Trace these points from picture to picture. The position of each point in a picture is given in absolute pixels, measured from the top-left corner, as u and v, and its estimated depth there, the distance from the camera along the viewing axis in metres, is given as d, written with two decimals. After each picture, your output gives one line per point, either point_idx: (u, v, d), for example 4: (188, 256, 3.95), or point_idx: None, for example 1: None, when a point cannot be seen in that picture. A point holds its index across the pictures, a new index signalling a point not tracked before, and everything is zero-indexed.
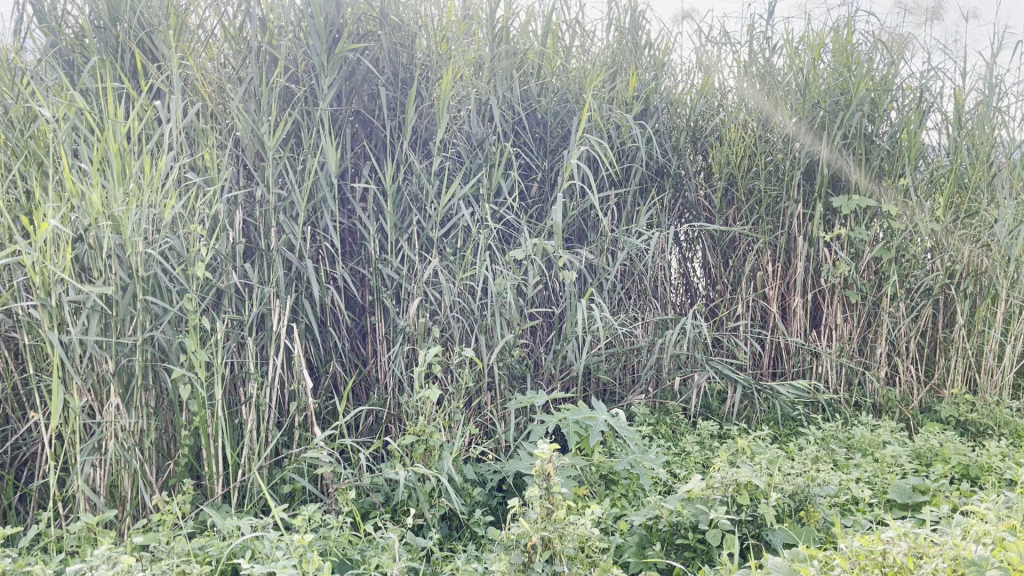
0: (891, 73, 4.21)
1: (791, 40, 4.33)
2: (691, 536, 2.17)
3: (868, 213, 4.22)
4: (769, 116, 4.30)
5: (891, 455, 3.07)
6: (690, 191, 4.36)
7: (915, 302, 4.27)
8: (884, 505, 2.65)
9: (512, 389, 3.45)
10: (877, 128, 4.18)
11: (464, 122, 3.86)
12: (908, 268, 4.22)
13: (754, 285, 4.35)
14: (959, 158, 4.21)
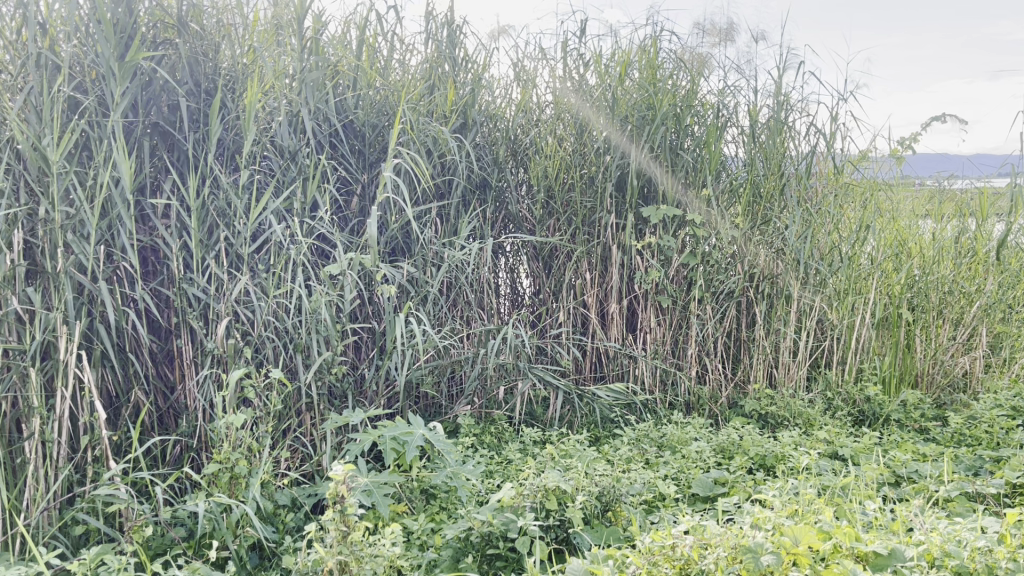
0: (693, 90, 4.46)
1: (601, 58, 4.50)
2: (501, 545, 2.19)
3: (676, 221, 4.44)
4: (583, 130, 4.45)
5: (695, 450, 3.24)
6: (511, 202, 4.44)
7: (720, 305, 4.54)
8: (688, 500, 2.79)
9: (331, 408, 3.37)
10: (682, 142, 4.42)
11: (275, 134, 3.73)
12: (713, 272, 4.47)
13: (574, 293, 4.48)
14: (755, 169, 4.50)
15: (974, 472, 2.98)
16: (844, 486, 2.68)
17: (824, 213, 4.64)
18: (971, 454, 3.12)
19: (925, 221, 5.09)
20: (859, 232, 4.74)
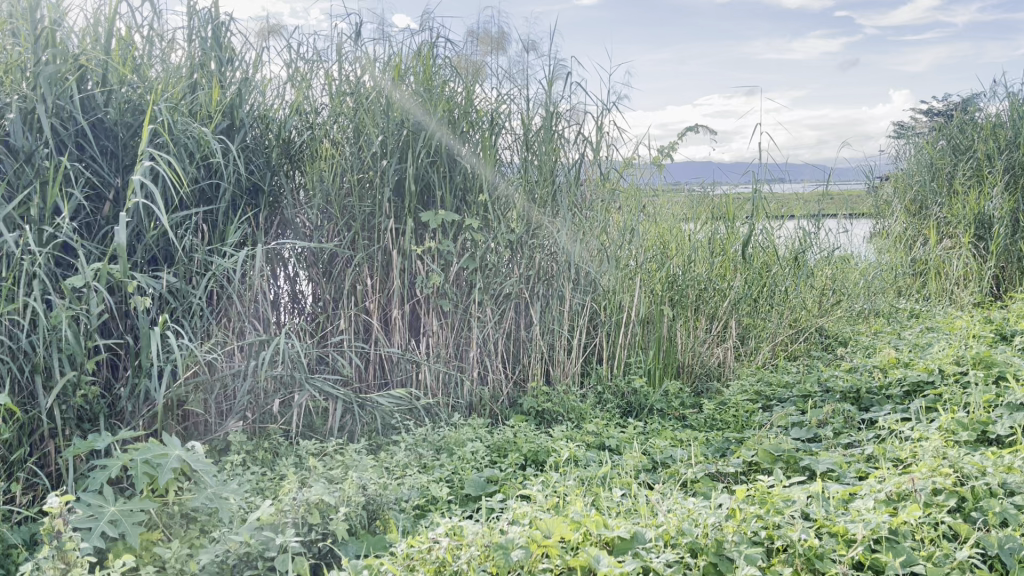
0: (469, 95, 4.34)
1: (375, 61, 4.43)
2: (260, 565, 2.12)
3: (455, 226, 4.34)
4: (359, 133, 4.26)
5: (471, 451, 3.25)
6: (286, 208, 4.28)
7: (500, 307, 4.48)
8: (460, 500, 2.82)
9: (78, 433, 3.09)
10: (460, 147, 4.29)
11: (6, 133, 3.36)
12: (491, 276, 4.41)
13: (355, 299, 4.32)
14: (528, 175, 4.44)
15: (721, 454, 3.22)
16: (604, 475, 2.82)
17: (593, 216, 4.71)
18: (720, 437, 3.36)
19: (687, 223, 5.36)
20: (625, 234, 4.84)
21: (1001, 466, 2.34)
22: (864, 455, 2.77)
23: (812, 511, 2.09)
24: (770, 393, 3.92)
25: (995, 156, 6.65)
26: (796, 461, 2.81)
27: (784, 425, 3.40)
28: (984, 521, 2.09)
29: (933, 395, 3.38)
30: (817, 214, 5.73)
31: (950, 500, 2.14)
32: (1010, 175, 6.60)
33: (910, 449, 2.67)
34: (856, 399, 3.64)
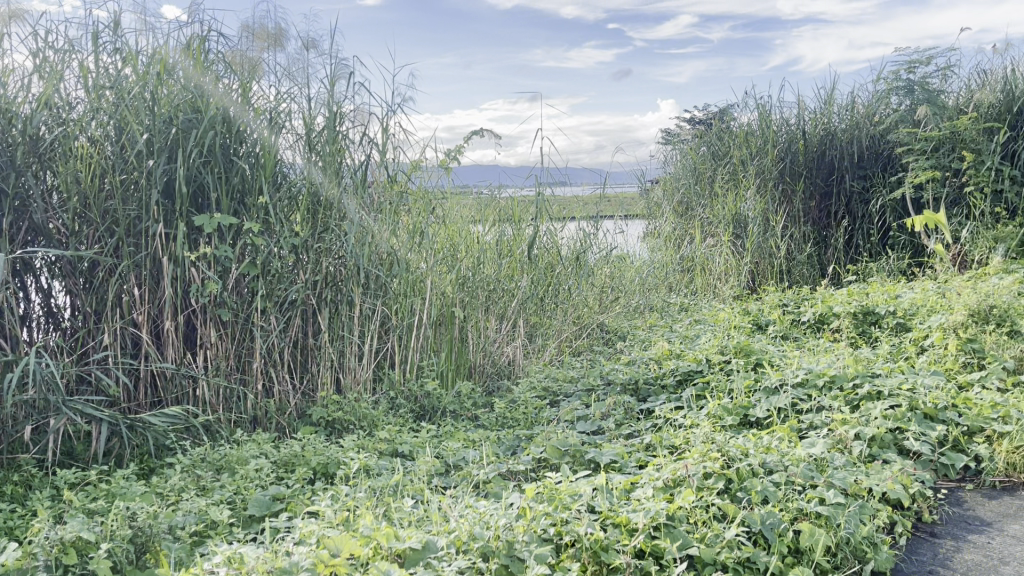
0: (245, 94, 4.06)
1: (137, 53, 4.04)
2: None
3: (233, 230, 3.97)
4: (121, 131, 3.86)
5: (254, 469, 3.05)
6: (35, 213, 3.75)
7: (284, 314, 4.13)
8: (242, 523, 2.64)
9: None
10: (236, 147, 3.98)
11: None
12: (274, 282, 4.05)
13: (120, 311, 3.88)
14: (311, 177, 4.13)
15: (512, 452, 3.24)
16: (396, 482, 2.75)
17: (382, 220, 4.37)
18: (511, 434, 3.38)
19: (477, 225, 5.22)
20: (413, 237, 4.52)
21: (760, 447, 2.55)
22: (644, 444, 2.91)
23: (597, 504, 2.16)
24: (557, 388, 4.00)
25: (748, 161, 7.32)
26: (582, 455, 2.89)
27: (570, 419, 3.50)
28: (749, 500, 2.26)
29: (702, 383, 3.63)
30: (595, 216, 5.90)
31: (719, 483, 2.29)
32: (761, 178, 7.27)
33: (683, 436, 2.85)
34: (635, 390, 3.82)
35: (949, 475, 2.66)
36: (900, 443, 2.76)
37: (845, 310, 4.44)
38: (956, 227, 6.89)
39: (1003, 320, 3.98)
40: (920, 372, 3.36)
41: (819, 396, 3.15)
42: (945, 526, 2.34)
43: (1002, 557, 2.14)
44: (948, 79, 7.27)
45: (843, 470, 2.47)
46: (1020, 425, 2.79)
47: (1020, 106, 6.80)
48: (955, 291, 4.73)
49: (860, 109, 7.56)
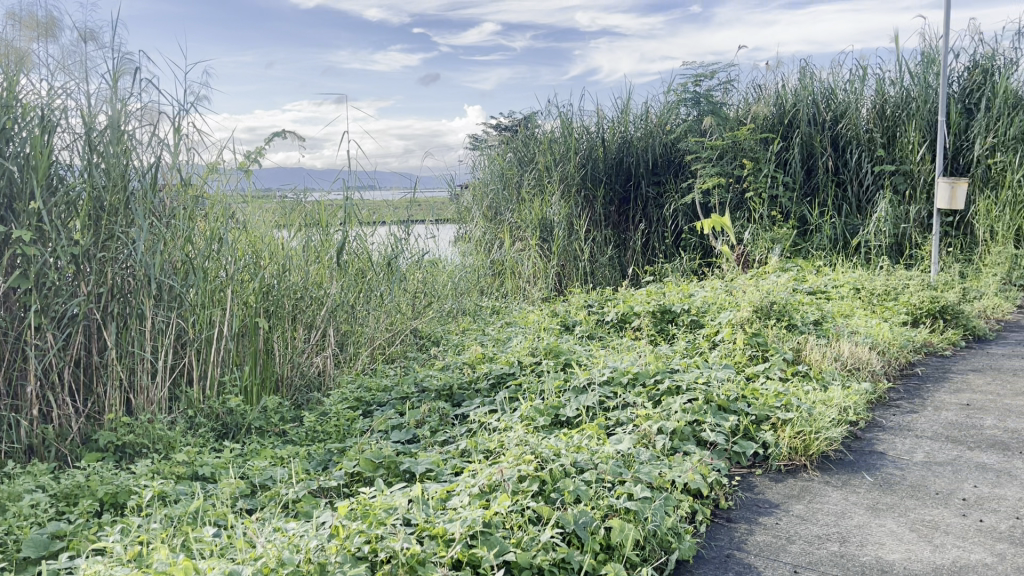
0: (11, 88, 3.65)
1: None
2: None
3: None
4: None
5: (28, 505, 2.72)
6: None
7: (63, 331, 3.73)
8: (15, 567, 2.35)
9: None
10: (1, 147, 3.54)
11: None
12: (50, 297, 3.66)
13: None
14: (93, 181, 3.75)
15: (324, 466, 3.11)
16: (196, 508, 2.56)
17: (175, 225, 4.04)
18: (321, 448, 3.25)
19: (281, 230, 4.91)
20: (212, 243, 4.22)
21: (571, 447, 2.62)
22: (458, 450, 2.90)
23: (412, 516, 2.12)
24: (370, 398, 3.89)
25: (553, 167, 7.57)
26: (397, 465, 2.83)
27: (384, 428, 3.42)
28: (561, 500, 2.30)
29: (514, 386, 3.68)
30: (406, 220, 5.69)
31: (533, 485, 2.32)
32: (565, 184, 7.53)
33: (497, 440, 2.87)
34: (449, 396, 3.79)
35: (741, 462, 2.82)
36: (698, 434, 2.93)
37: (644, 309, 4.66)
38: (739, 229, 7.44)
39: (782, 315, 4.35)
40: (713, 366, 3.59)
41: (624, 393, 3.28)
42: (739, 511, 2.49)
43: (789, 535, 2.31)
44: (729, 92, 7.86)
45: (648, 464, 2.58)
46: (799, 414, 3.03)
47: (790, 119, 7.48)
48: (740, 289, 5.12)
49: (653, 118, 7.98)
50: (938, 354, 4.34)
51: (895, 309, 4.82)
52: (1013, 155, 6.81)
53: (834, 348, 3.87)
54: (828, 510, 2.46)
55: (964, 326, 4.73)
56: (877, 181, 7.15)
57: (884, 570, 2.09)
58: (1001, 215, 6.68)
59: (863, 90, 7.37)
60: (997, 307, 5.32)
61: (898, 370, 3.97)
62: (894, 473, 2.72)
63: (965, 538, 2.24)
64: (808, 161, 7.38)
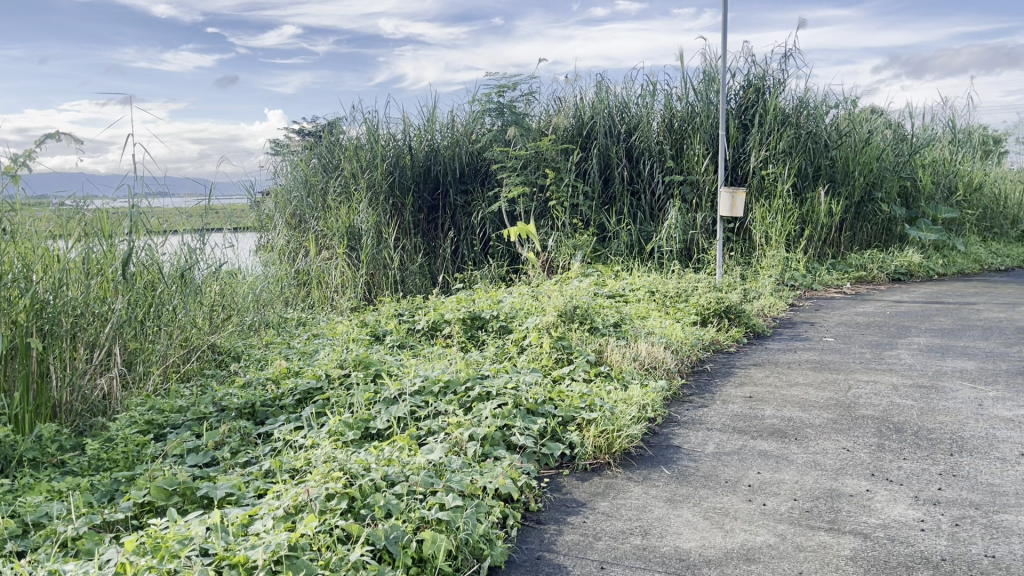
0: None
1: None
2: None
3: None
4: None
5: None
6: None
7: None
8: None
9: None
10: None
11: None
12: None
13: None
14: None
15: (110, 498, 2.85)
16: None
17: None
18: (107, 477, 2.97)
19: (56, 241, 4.36)
20: None
21: (381, 460, 2.57)
22: (262, 471, 2.76)
23: (211, 546, 2.00)
24: (163, 420, 3.60)
25: (359, 174, 7.48)
26: (193, 491, 2.65)
27: (179, 452, 3.18)
28: (372, 516, 2.25)
29: (321, 400, 3.56)
30: (201, 229, 5.37)
31: (342, 503, 2.26)
32: (372, 192, 7.47)
33: (304, 457, 2.76)
34: (251, 414, 3.60)
35: (549, 464, 2.89)
36: (508, 438, 2.97)
37: (454, 316, 4.67)
38: (543, 236, 7.66)
39: (584, 318, 4.52)
40: (521, 370, 3.65)
41: (435, 402, 3.27)
42: (548, 512, 2.54)
43: (595, 533, 2.38)
44: (531, 103, 8.07)
45: (459, 472, 2.58)
46: (603, 413, 3.16)
47: (588, 131, 7.83)
48: (545, 294, 5.26)
49: (458, 127, 8.05)
50: (724, 350, 4.67)
51: (685, 311, 5.14)
52: (782, 167, 7.50)
53: (633, 349, 4.07)
54: (631, 505, 2.57)
55: (745, 324, 5.13)
56: (668, 190, 7.61)
57: (682, 558, 2.21)
58: (774, 221, 7.30)
59: (653, 104, 7.82)
60: (773, 307, 5.82)
61: (690, 367, 4.24)
62: (688, 465, 2.89)
63: (751, 522, 2.42)
64: (606, 170, 7.74)
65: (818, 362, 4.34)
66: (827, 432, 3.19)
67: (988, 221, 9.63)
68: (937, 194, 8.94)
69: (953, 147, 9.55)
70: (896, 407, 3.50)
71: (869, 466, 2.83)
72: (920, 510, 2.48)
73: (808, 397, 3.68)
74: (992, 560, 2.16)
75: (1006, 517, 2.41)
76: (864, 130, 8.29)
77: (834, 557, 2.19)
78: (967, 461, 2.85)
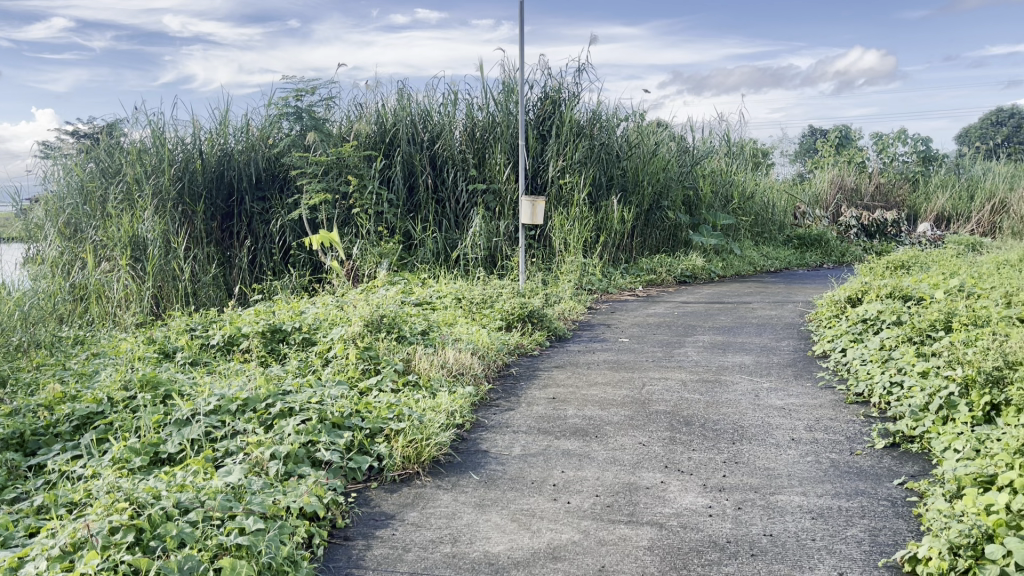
0: None
1: None
2: None
3: None
4: None
5: None
6: None
7: None
8: None
9: None
10: None
11: None
12: None
13: None
14: None
15: None
16: None
17: None
18: None
19: None
20: None
21: (173, 486, 2.41)
22: (33, 508, 2.50)
23: None
24: None
25: (143, 180, 7.03)
26: None
27: None
28: (162, 548, 2.11)
29: (103, 425, 3.27)
30: None
31: (128, 536, 2.10)
32: (158, 199, 7.04)
33: (83, 489, 2.53)
34: (19, 445, 3.24)
35: (356, 478, 2.83)
36: (312, 455, 2.87)
37: (252, 330, 4.46)
38: (347, 244, 7.51)
39: (391, 327, 4.48)
40: (325, 383, 3.55)
41: (233, 421, 3.10)
42: (356, 527, 2.48)
43: (404, 544, 2.36)
44: (331, 108, 7.87)
45: (260, 493, 2.46)
46: (411, 423, 3.14)
47: (390, 138, 7.79)
48: (350, 304, 5.15)
49: (254, 132, 7.73)
50: (528, 354, 4.80)
51: (491, 316, 5.23)
52: (578, 177, 7.84)
53: (440, 356, 4.07)
54: (439, 514, 2.56)
55: (548, 327, 5.29)
56: (471, 199, 7.72)
57: (491, 563, 2.23)
58: (572, 228, 7.57)
59: (455, 113, 7.91)
60: (573, 310, 6.05)
61: (496, 372, 4.31)
62: (496, 469, 2.93)
63: (556, 521, 2.49)
64: (410, 178, 7.72)
65: (615, 362, 4.56)
66: (624, 429, 3.36)
67: (759, 227, 10.57)
68: (716, 202, 9.70)
69: (728, 159, 10.40)
70: (685, 401, 3.74)
71: (662, 459, 3.01)
72: (708, 497, 2.66)
73: (607, 396, 3.85)
74: (770, 538, 2.36)
75: (781, 497, 2.64)
76: (651, 142, 8.84)
77: (634, 549, 2.30)
78: (746, 449, 3.10)
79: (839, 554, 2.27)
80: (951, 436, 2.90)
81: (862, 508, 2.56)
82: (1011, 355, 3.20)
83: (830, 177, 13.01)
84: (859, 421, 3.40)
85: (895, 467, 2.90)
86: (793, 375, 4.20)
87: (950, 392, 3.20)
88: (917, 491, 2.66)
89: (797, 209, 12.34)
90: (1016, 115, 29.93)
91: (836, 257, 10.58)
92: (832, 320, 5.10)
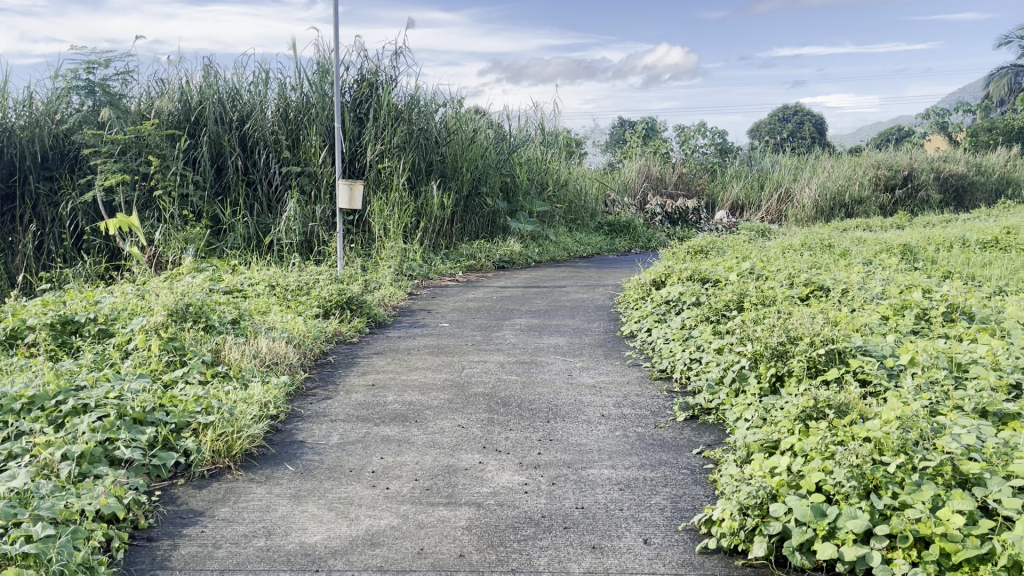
0: None
1: None
2: None
3: None
4: None
5: None
6: None
7: None
8: None
9: None
10: None
11: None
12: None
13: None
14: None
15: None
16: None
17: None
18: None
19: None
20: None
21: None
22: None
23: None
24: None
25: None
26: None
27: None
28: None
29: None
30: None
31: None
32: None
33: None
34: None
35: (161, 475, 2.68)
36: (110, 454, 2.68)
37: (39, 322, 4.09)
38: (148, 229, 7.04)
39: (198, 316, 4.26)
40: (125, 377, 3.33)
41: (16, 421, 2.84)
42: (160, 527, 2.35)
43: (214, 541, 2.26)
44: (127, 84, 7.35)
45: (50, 497, 2.28)
46: (220, 416, 3.00)
47: (196, 117, 7.35)
48: (152, 293, 4.85)
49: (38, 106, 7.07)
50: (347, 341, 4.72)
51: (307, 304, 5.11)
52: (397, 161, 7.79)
53: (252, 346, 3.92)
54: (253, 507, 2.48)
55: (367, 314, 5.22)
56: (285, 182, 7.47)
57: (307, 553, 2.19)
58: (391, 214, 7.51)
59: (266, 93, 7.59)
60: (392, 297, 6.02)
61: (312, 361, 4.21)
62: (312, 459, 2.87)
63: (375, 507, 2.47)
64: (217, 160, 7.35)
65: (434, 347, 4.57)
66: (443, 412, 3.39)
67: (572, 214, 10.97)
68: (531, 189, 9.96)
69: (544, 147, 10.69)
70: (502, 383, 3.83)
71: (481, 440, 3.06)
72: (524, 474, 2.74)
73: (426, 380, 3.87)
74: (582, 511, 2.47)
75: (592, 471, 2.77)
76: (469, 129, 8.90)
77: (452, 529, 2.33)
78: (560, 426, 3.22)
79: (643, 522, 2.41)
80: (741, 407, 3.15)
81: (664, 477, 2.74)
82: (792, 331, 3.51)
83: (637, 167, 13.72)
84: (663, 396, 3.63)
85: (694, 438, 3.11)
86: (603, 354, 4.40)
87: (741, 366, 3.47)
88: (712, 459, 2.87)
89: (607, 196, 12.94)
90: (801, 112, 32.78)
91: (643, 242, 11.17)
92: (639, 302, 5.39)
